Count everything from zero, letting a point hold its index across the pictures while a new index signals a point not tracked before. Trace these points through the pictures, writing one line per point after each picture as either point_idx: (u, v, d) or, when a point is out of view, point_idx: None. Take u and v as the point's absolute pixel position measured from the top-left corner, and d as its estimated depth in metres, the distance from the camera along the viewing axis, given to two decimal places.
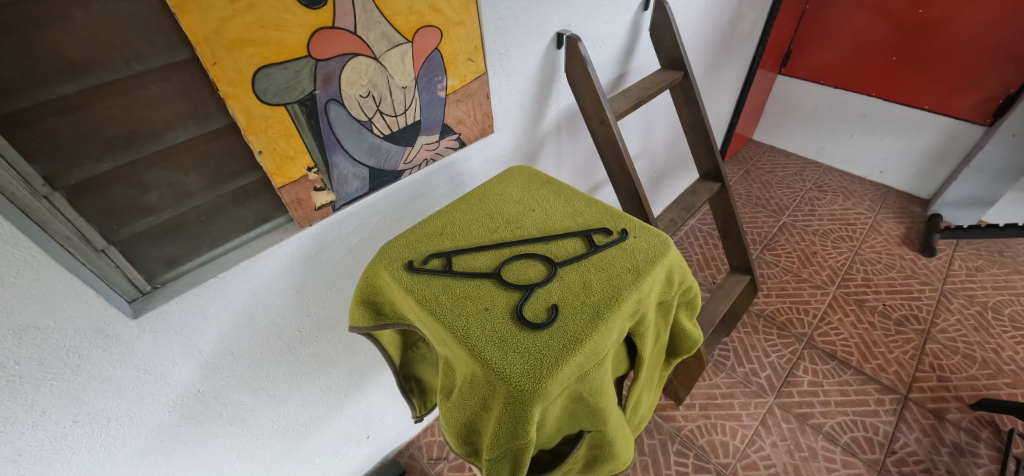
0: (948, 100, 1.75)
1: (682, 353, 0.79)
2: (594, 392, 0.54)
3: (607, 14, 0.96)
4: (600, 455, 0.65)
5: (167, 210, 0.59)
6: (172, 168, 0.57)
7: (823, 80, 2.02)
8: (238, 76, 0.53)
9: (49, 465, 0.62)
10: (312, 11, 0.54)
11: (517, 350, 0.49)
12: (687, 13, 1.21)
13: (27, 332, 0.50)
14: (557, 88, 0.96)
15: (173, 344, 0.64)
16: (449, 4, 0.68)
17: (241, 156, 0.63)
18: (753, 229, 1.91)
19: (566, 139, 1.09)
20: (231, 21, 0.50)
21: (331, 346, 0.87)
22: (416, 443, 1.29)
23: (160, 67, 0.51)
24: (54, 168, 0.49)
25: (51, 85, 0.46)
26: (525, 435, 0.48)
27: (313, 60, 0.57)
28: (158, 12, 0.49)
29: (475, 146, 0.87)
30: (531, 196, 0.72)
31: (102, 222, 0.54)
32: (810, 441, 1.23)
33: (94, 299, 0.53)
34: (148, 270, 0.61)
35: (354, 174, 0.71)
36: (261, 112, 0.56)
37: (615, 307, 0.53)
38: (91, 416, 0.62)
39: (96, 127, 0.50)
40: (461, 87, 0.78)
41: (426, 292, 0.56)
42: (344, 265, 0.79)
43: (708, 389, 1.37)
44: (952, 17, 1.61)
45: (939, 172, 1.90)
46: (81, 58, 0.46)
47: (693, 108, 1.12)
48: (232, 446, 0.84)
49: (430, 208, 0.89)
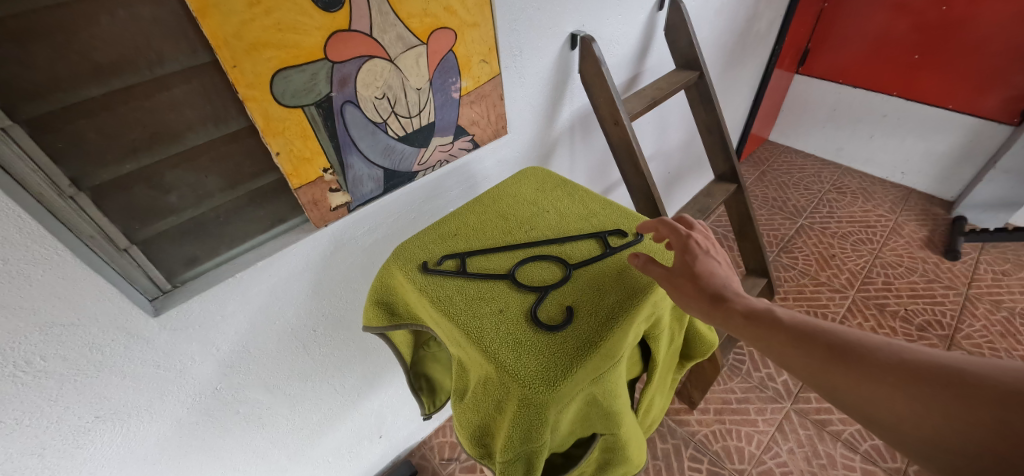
0: (973, 98, 1.70)
1: (696, 357, 0.77)
2: (608, 395, 0.53)
3: (622, 15, 0.96)
4: (612, 459, 0.65)
5: (187, 210, 0.60)
6: (193, 169, 0.58)
7: (842, 79, 1.98)
8: (258, 78, 0.54)
9: (73, 458, 0.64)
10: (328, 14, 0.55)
11: (532, 352, 0.49)
12: (702, 12, 1.19)
13: (53, 329, 0.51)
14: (571, 89, 0.96)
15: (194, 342, 0.65)
16: (463, 6, 0.68)
17: (259, 157, 0.63)
18: (769, 231, 1.88)
19: (580, 140, 1.08)
20: (250, 24, 0.51)
21: (344, 347, 0.88)
22: (427, 444, 1.29)
23: (182, 71, 0.52)
24: (80, 169, 0.50)
25: (77, 89, 0.47)
26: (540, 438, 0.48)
27: (329, 63, 0.58)
28: (180, 16, 0.50)
29: (487, 146, 0.87)
30: (545, 197, 0.72)
31: (125, 222, 0.55)
32: (829, 449, 1.21)
33: (118, 298, 0.54)
34: (169, 269, 0.62)
35: (369, 175, 0.71)
36: (279, 114, 0.57)
37: (631, 309, 0.52)
38: (113, 411, 0.63)
39: (120, 130, 0.51)
40: (475, 89, 0.78)
41: (439, 293, 0.56)
42: (359, 266, 0.80)
43: (723, 393, 1.35)
44: (977, 14, 1.56)
45: (963, 173, 1.84)
46: (106, 62, 0.47)
47: (708, 108, 1.11)
48: (249, 444, 0.85)
49: (443, 209, 0.89)
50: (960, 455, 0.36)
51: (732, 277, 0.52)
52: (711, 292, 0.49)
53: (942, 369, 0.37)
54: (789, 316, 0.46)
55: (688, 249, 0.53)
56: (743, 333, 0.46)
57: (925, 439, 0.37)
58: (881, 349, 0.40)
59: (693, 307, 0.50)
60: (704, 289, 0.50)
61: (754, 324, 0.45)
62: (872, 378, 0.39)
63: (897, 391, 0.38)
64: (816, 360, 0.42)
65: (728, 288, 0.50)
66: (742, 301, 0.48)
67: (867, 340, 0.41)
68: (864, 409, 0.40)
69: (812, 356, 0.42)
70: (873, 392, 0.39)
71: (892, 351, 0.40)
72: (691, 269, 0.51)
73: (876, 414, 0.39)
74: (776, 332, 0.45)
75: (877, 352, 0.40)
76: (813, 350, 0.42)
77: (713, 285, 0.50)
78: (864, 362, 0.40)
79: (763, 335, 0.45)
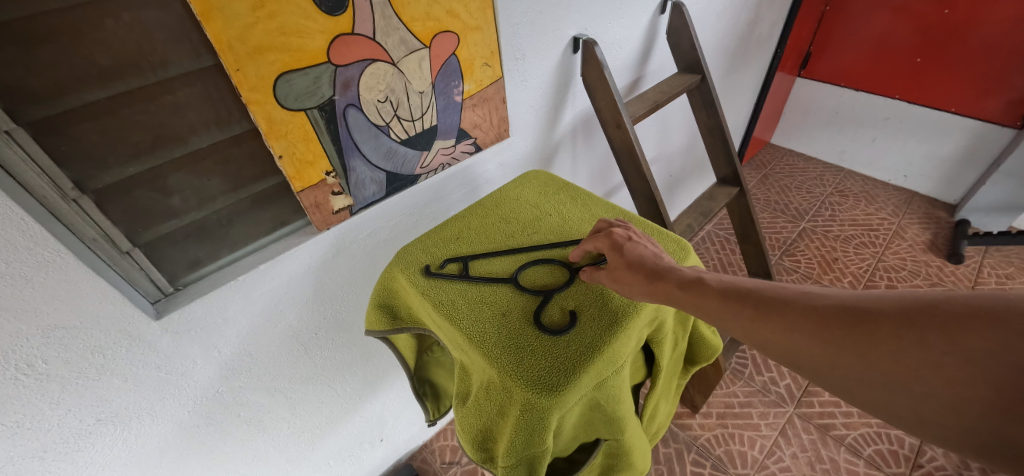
0: (975, 101, 1.70)
1: (700, 362, 0.76)
2: (611, 400, 0.53)
3: (624, 18, 0.96)
4: (616, 464, 0.64)
5: (190, 213, 0.60)
6: (196, 172, 0.58)
7: (844, 82, 1.98)
8: (261, 82, 0.54)
9: (74, 461, 0.64)
10: (332, 17, 0.55)
11: (534, 356, 0.48)
12: (704, 16, 1.19)
13: (55, 331, 0.51)
14: (573, 93, 0.96)
15: (195, 344, 0.65)
16: (466, 9, 0.68)
17: (262, 160, 0.63)
18: (771, 234, 1.87)
19: (582, 143, 1.08)
20: (254, 28, 0.51)
21: (346, 350, 0.88)
22: (428, 447, 1.29)
23: (186, 74, 0.52)
24: (83, 172, 0.50)
25: (81, 92, 0.47)
26: (542, 443, 0.47)
27: (332, 66, 0.58)
28: (184, 19, 0.50)
29: (490, 150, 0.87)
30: (548, 201, 0.72)
31: (128, 225, 0.55)
32: (832, 453, 1.20)
33: (119, 300, 0.54)
34: (171, 272, 0.62)
35: (371, 178, 0.71)
36: (282, 117, 0.57)
37: (634, 313, 0.52)
38: (115, 414, 0.63)
39: (124, 133, 0.51)
40: (478, 92, 0.78)
41: (442, 296, 0.56)
42: (361, 269, 0.80)
43: (726, 397, 1.34)
44: (979, 17, 1.56)
45: (966, 176, 1.84)
46: (111, 65, 0.47)
47: (711, 111, 1.11)
48: (249, 448, 0.85)
49: (444, 213, 0.89)
50: (874, 387, 0.37)
51: (665, 257, 0.53)
52: (646, 271, 0.50)
53: (846, 305, 0.39)
54: (716, 280, 0.47)
55: (617, 242, 0.54)
56: (675, 301, 0.47)
57: (843, 376, 0.38)
58: (796, 297, 0.42)
59: (633, 290, 0.51)
60: (639, 270, 0.50)
61: (685, 291, 0.47)
62: (794, 327, 0.40)
63: (809, 333, 0.39)
64: (740, 316, 0.43)
65: (662, 265, 0.51)
66: (677, 273, 0.49)
67: (784, 292, 0.43)
68: (795, 359, 0.41)
69: (738, 312, 0.44)
70: (796, 340, 0.40)
71: (804, 297, 0.41)
72: (626, 257, 0.52)
73: (804, 362, 0.40)
74: (705, 295, 0.46)
75: (792, 301, 0.42)
76: (739, 310, 0.44)
77: (648, 265, 0.51)
78: (782, 310, 0.42)
79: (696, 301, 0.46)
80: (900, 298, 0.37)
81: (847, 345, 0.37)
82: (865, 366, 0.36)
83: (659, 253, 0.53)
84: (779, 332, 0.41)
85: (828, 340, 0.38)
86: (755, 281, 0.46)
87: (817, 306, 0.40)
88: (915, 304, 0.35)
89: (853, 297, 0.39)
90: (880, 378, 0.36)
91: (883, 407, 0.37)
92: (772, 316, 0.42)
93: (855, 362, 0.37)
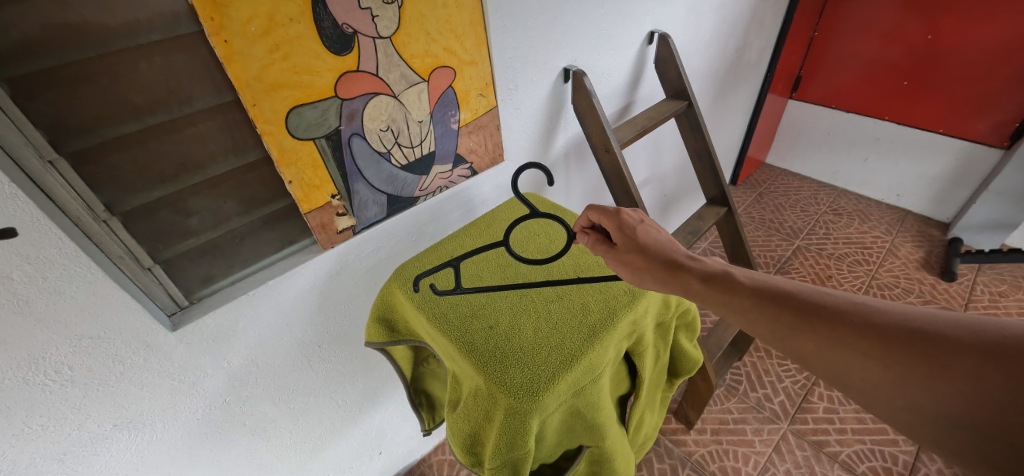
0: (963, 122, 1.75)
1: (683, 374, 0.80)
2: (591, 407, 0.57)
3: (612, 50, 1.02)
4: (600, 471, 0.68)
5: (206, 232, 0.66)
6: (213, 196, 0.64)
7: (834, 104, 2.04)
8: (274, 115, 0.60)
9: (91, 465, 0.68)
10: (339, 57, 0.61)
11: (518, 366, 0.53)
12: (690, 45, 1.26)
13: (82, 341, 0.56)
14: (565, 118, 1.02)
15: (206, 355, 0.69)
16: (461, 46, 0.75)
17: (272, 184, 0.69)
18: (764, 252, 1.91)
19: (574, 166, 1.14)
20: (270, 68, 0.57)
21: (348, 362, 0.92)
22: (427, 462, 1.31)
23: (207, 109, 0.58)
24: (114, 196, 0.56)
25: (115, 126, 0.53)
26: (524, 446, 0.51)
27: (339, 99, 0.64)
28: (208, 61, 0.56)
29: (486, 173, 0.93)
30: (536, 222, 0.77)
31: (151, 244, 0.61)
32: (825, 469, 1.21)
33: (140, 313, 0.59)
34: (187, 287, 0.67)
35: (373, 200, 0.77)
36: (292, 146, 0.63)
37: (611, 327, 0.56)
38: (129, 420, 0.67)
39: (151, 161, 0.57)
40: (474, 120, 0.84)
41: (436, 310, 0.60)
42: (363, 284, 0.85)
43: (720, 414, 1.36)
44: (962, 41, 1.63)
45: (957, 195, 1.87)
46: (143, 102, 0.53)
47: (698, 135, 1.16)
48: (252, 457, 0.88)
49: (442, 231, 0.94)
50: (927, 412, 0.39)
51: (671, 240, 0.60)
52: (661, 261, 0.56)
53: (907, 327, 0.41)
54: (748, 278, 0.52)
55: (628, 225, 0.60)
56: (699, 293, 0.53)
57: (890, 397, 0.41)
58: (849, 310, 0.44)
59: (646, 275, 0.57)
60: (654, 259, 0.57)
61: (712, 286, 0.52)
62: (840, 343, 0.43)
63: (862, 352, 0.42)
64: (778, 325, 0.47)
65: (675, 255, 0.57)
66: (699, 269, 0.54)
67: (838, 303, 0.45)
68: (839, 372, 0.44)
69: (777, 318, 0.47)
70: (839, 356, 0.43)
71: (858, 310, 0.44)
72: (636, 244, 0.58)
73: (852, 378, 0.43)
74: (736, 297, 0.51)
75: (846, 314, 0.44)
76: (779, 315, 0.47)
77: (659, 256, 0.57)
78: (832, 323, 0.44)
79: (721, 293, 0.52)
80: (981, 331, 0.37)
81: (905, 371, 0.39)
82: (922, 393, 0.39)
83: (669, 241, 0.59)
84: (826, 345, 0.44)
85: (880, 361, 0.41)
86: (799, 286, 0.49)
87: (876, 323, 0.42)
88: (998, 340, 0.36)
89: (916, 318, 0.41)
90: (928, 402, 0.39)
91: (910, 425, 0.40)
92: (816, 328, 0.45)
93: (911, 388, 0.39)
